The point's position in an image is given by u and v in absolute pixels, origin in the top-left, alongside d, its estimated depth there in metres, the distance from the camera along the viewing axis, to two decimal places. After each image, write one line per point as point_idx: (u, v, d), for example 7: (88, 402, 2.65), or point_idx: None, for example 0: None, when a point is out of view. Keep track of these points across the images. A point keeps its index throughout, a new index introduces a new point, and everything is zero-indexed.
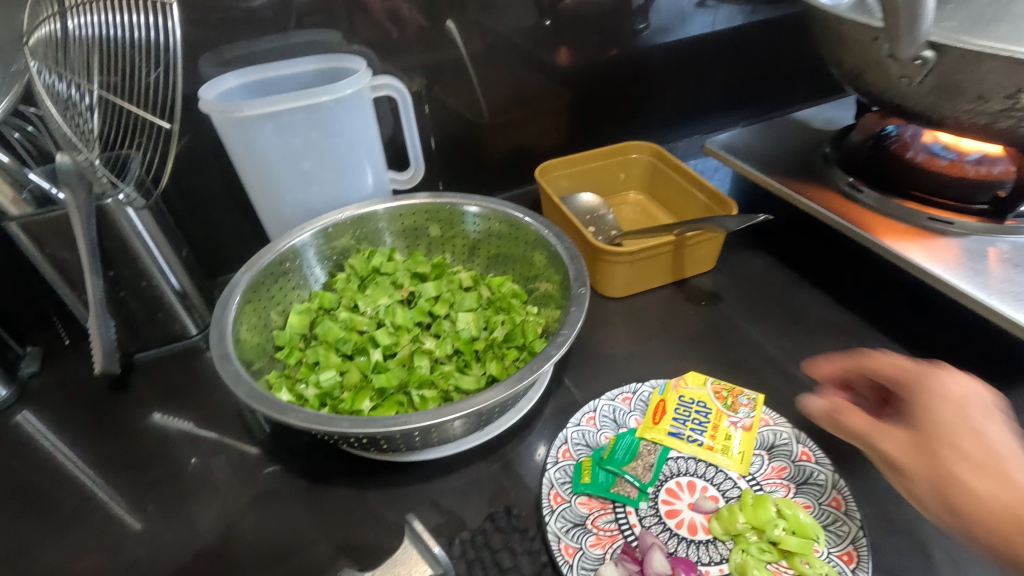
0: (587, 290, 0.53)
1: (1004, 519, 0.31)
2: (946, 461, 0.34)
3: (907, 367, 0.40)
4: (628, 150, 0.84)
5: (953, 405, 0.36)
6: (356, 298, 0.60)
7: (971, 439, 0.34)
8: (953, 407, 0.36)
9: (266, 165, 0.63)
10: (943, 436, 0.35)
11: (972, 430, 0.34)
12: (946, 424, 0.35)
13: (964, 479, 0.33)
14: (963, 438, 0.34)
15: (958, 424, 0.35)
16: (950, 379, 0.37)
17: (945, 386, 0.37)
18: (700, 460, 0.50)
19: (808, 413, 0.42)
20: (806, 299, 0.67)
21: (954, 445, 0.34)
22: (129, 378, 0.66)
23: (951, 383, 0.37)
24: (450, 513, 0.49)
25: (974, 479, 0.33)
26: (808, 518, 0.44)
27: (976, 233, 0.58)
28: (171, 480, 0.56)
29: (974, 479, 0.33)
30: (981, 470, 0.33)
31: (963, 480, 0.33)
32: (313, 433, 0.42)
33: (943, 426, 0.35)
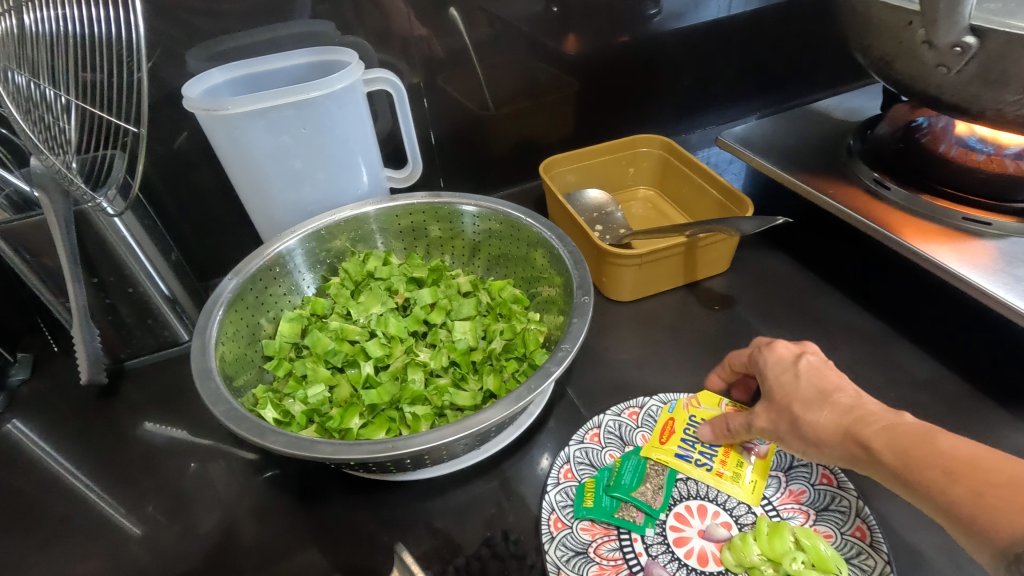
0: (590, 298, 0.49)
1: (837, 434, 0.40)
2: (791, 409, 0.42)
3: (746, 352, 0.49)
4: (637, 143, 0.80)
5: (783, 368, 0.45)
6: (349, 305, 0.57)
7: (798, 387, 0.43)
8: (783, 369, 0.45)
9: (254, 165, 0.59)
10: (783, 392, 0.43)
11: (799, 378, 0.43)
12: (783, 382, 0.44)
13: (807, 418, 0.41)
14: (797, 388, 0.43)
15: (789, 379, 0.44)
16: (772, 349, 0.47)
17: (773, 356, 0.46)
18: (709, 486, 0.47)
19: (709, 441, 0.48)
20: (827, 303, 0.63)
21: (791, 396, 0.43)
22: (119, 385, 0.64)
23: (774, 351, 0.46)
24: (445, 536, 0.47)
25: (814, 414, 0.41)
26: (830, 550, 0.40)
27: (1014, 234, 0.53)
28: (158, 494, 0.54)
29: (814, 414, 0.41)
30: (814, 405, 0.41)
31: (804, 418, 0.41)
32: (294, 458, 0.39)
33: (781, 385, 0.44)
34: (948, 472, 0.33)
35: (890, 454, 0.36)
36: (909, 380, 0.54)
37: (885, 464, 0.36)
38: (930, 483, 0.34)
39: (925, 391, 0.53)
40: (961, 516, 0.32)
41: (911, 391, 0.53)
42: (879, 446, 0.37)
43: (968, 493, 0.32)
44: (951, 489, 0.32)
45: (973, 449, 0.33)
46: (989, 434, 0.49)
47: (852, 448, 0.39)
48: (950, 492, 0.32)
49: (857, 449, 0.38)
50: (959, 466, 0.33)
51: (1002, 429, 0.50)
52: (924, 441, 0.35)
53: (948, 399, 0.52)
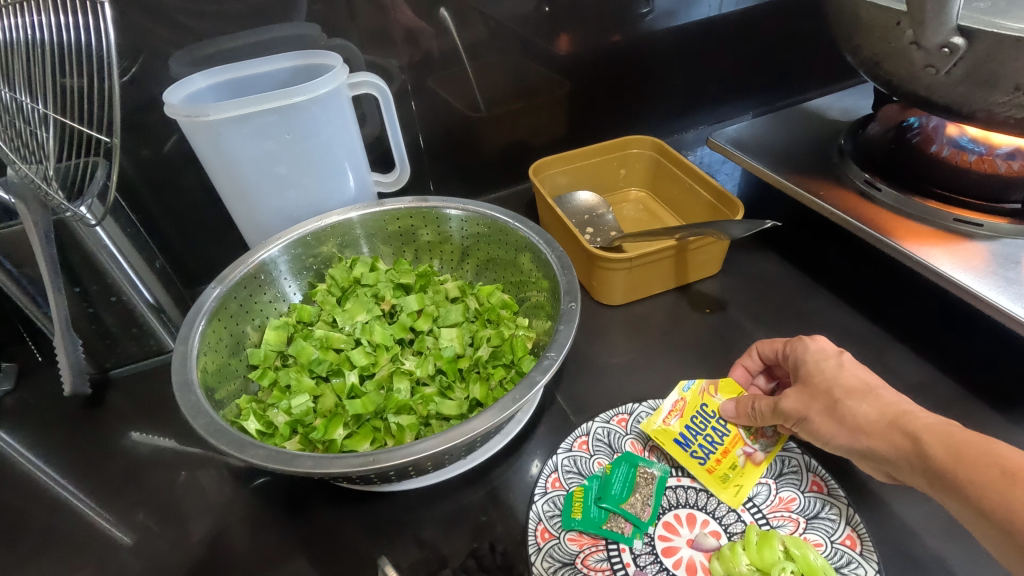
0: (578, 305, 0.48)
1: (882, 426, 0.39)
2: (832, 393, 0.42)
3: (783, 342, 0.48)
4: (628, 144, 0.79)
5: (824, 356, 0.45)
6: (335, 312, 0.57)
7: (842, 375, 0.43)
8: (825, 357, 0.44)
9: (238, 171, 0.59)
10: (823, 377, 0.43)
11: (842, 368, 0.43)
12: (824, 370, 0.44)
13: (848, 405, 0.41)
14: (839, 376, 0.43)
15: (831, 367, 0.44)
16: (813, 340, 0.46)
17: (813, 345, 0.46)
18: (699, 489, 0.46)
19: (729, 417, 0.48)
20: (820, 306, 0.63)
21: (833, 381, 0.42)
22: (104, 395, 0.63)
23: (815, 342, 0.46)
24: (432, 548, 0.46)
25: (855, 403, 0.41)
26: (819, 559, 0.40)
27: (1007, 235, 0.53)
28: (141, 507, 0.53)
29: (857, 403, 0.41)
30: (855, 395, 0.41)
31: (845, 404, 0.41)
32: (274, 472, 0.38)
33: (822, 371, 0.44)
34: (1005, 472, 0.33)
35: (940, 450, 0.36)
36: (902, 384, 0.54)
37: (933, 459, 0.36)
38: (984, 482, 0.33)
39: (919, 394, 0.53)
40: (1014, 517, 0.32)
41: (903, 394, 0.53)
42: (929, 441, 0.37)
43: None
44: (1009, 490, 0.32)
45: None
46: None
47: (896, 440, 0.38)
48: (1006, 493, 0.32)
49: (904, 442, 0.38)
50: (1018, 469, 0.33)
51: (996, 432, 0.49)
52: (979, 443, 0.35)
53: (941, 403, 0.52)
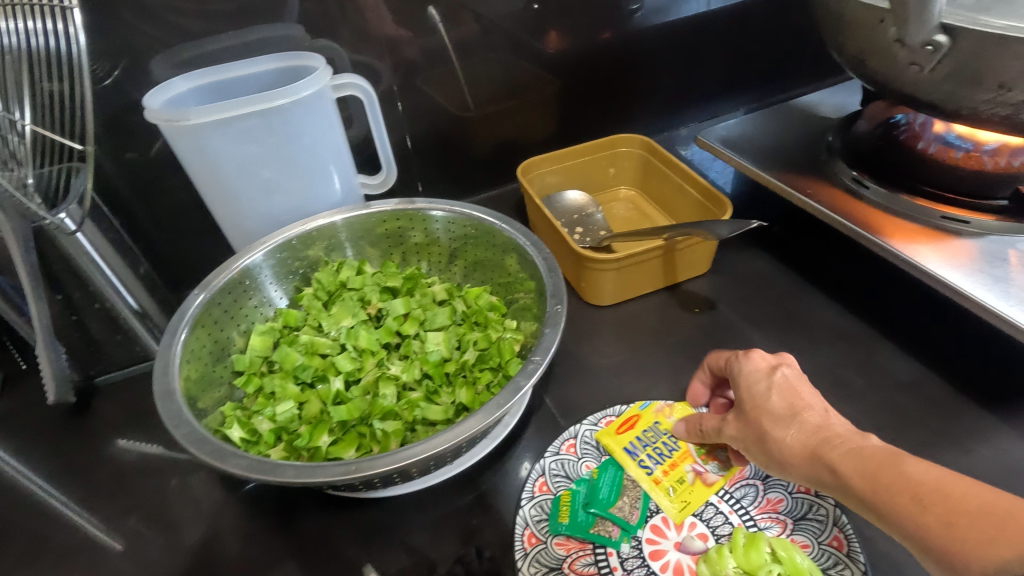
0: (563, 307, 0.48)
1: (803, 457, 0.39)
2: (760, 422, 0.41)
3: (726, 359, 0.48)
4: (617, 143, 0.79)
5: (758, 378, 0.44)
6: (321, 317, 0.56)
7: (770, 401, 0.42)
8: (757, 379, 0.44)
9: (221, 175, 0.58)
10: (752, 404, 0.43)
11: (772, 392, 0.43)
12: (755, 395, 0.43)
13: (773, 434, 0.41)
14: (767, 402, 0.42)
15: (761, 391, 0.43)
16: (749, 358, 0.45)
17: (748, 365, 0.45)
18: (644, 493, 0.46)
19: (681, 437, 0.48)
20: (810, 304, 0.62)
21: (762, 408, 0.42)
22: (90, 403, 0.62)
23: (751, 360, 0.45)
24: (419, 554, 0.46)
25: (781, 432, 0.41)
26: (806, 561, 0.39)
27: (994, 233, 0.52)
28: (126, 516, 0.52)
29: (781, 432, 0.40)
30: (782, 421, 0.41)
31: (771, 435, 0.41)
32: (255, 482, 0.38)
33: (752, 395, 0.43)
34: (917, 498, 0.32)
35: (858, 479, 0.36)
36: (891, 382, 0.54)
37: (852, 488, 0.36)
38: (899, 509, 0.33)
39: (907, 393, 0.53)
40: (930, 544, 0.31)
41: (893, 393, 0.53)
42: (846, 470, 0.36)
43: (937, 521, 0.31)
44: (920, 516, 0.32)
45: (939, 473, 0.33)
46: (972, 437, 0.49)
47: (817, 470, 0.38)
48: (919, 520, 0.32)
49: (825, 474, 0.37)
50: (927, 493, 0.32)
51: (985, 430, 0.49)
52: (891, 466, 0.35)
53: (930, 401, 0.52)
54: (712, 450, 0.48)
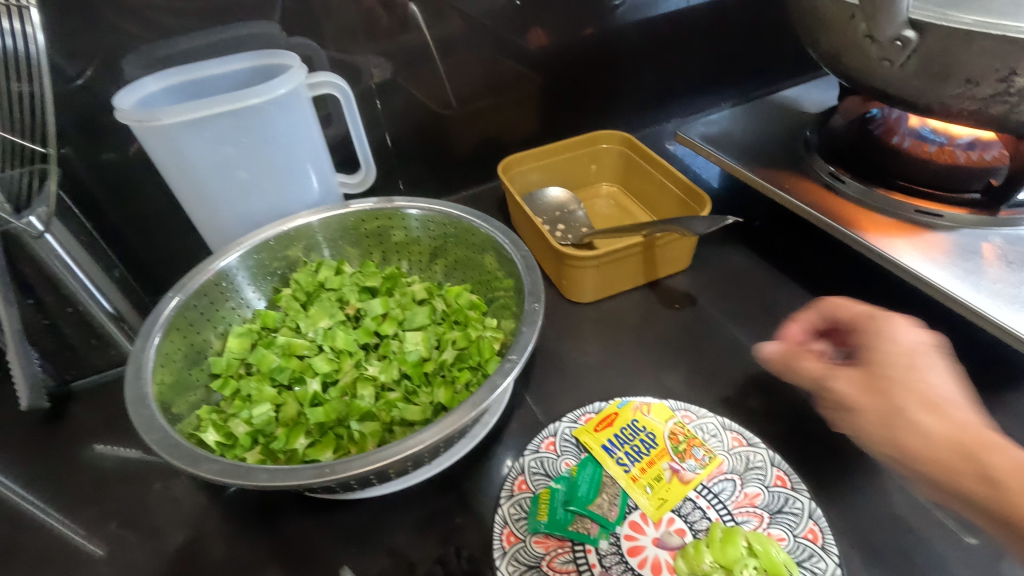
0: (541, 305, 0.48)
1: (947, 450, 0.33)
2: (893, 396, 0.36)
3: (857, 310, 0.41)
4: (598, 139, 0.79)
5: (904, 348, 0.37)
6: (298, 318, 0.56)
7: (913, 376, 0.36)
8: (899, 350, 0.37)
9: (196, 176, 0.57)
10: (893, 374, 0.36)
11: (918, 368, 0.36)
12: (892, 364, 0.37)
13: (911, 416, 0.35)
14: (910, 376, 0.36)
15: (904, 364, 0.37)
16: (897, 324, 0.39)
17: (892, 330, 0.38)
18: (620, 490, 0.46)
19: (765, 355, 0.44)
20: (788, 298, 0.63)
21: (902, 381, 0.36)
22: (65, 408, 0.61)
23: (900, 328, 0.38)
24: (399, 554, 0.45)
25: (920, 416, 0.35)
26: (781, 555, 0.40)
27: (967, 226, 0.53)
28: (102, 522, 0.51)
29: (927, 418, 0.34)
30: (925, 405, 0.35)
31: (908, 415, 0.35)
32: (229, 486, 0.37)
33: (891, 364, 0.37)
34: None
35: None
36: None
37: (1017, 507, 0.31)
38: None
39: None
40: None
41: None
42: (1013, 486, 0.31)
43: None
44: None
45: None
46: None
47: (964, 471, 0.33)
48: None
49: (974, 481, 0.32)
50: None
51: None
52: None
53: None
54: (689, 447, 0.48)
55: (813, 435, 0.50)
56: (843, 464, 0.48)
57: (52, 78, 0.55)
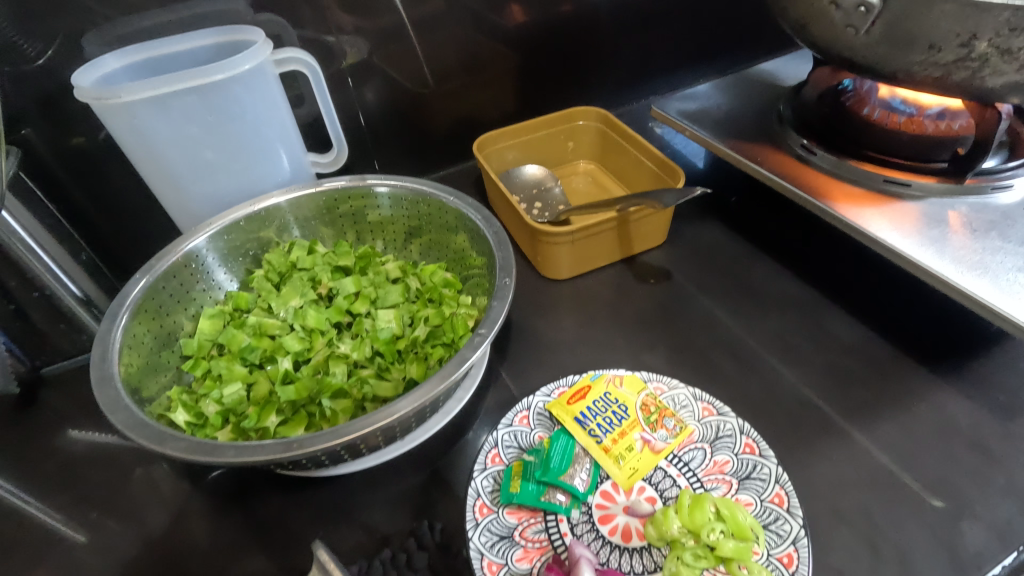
0: (512, 281, 0.48)
1: None
2: None
3: None
4: (574, 116, 0.79)
5: None
6: (270, 298, 0.55)
7: None
8: None
9: (161, 157, 0.56)
10: None
11: None
12: None
13: None
14: None
15: None
16: None
17: None
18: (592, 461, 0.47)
19: None
20: (762, 272, 0.63)
21: None
22: (36, 394, 0.60)
23: None
24: (372, 529, 0.46)
25: None
26: (748, 519, 0.40)
27: (934, 195, 0.53)
28: (74, 507, 0.51)
29: None
30: None
31: None
32: (197, 463, 0.37)
33: None
34: None
35: None
36: (836, 345, 0.55)
37: None
38: None
39: (852, 355, 0.54)
40: None
41: (838, 356, 0.54)
42: None
43: None
44: None
45: None
46: (912, 393, 0.50)
47: None
48: None
49: None
50: None
51: (926, 388, 0.51)
52: None
53: (874, 361, 0.53)
54: (661, 418, 0.48)
55: (783, 405, 0.51)
56: (811, 431, 0.49)
57: (10, 57, 0.53)
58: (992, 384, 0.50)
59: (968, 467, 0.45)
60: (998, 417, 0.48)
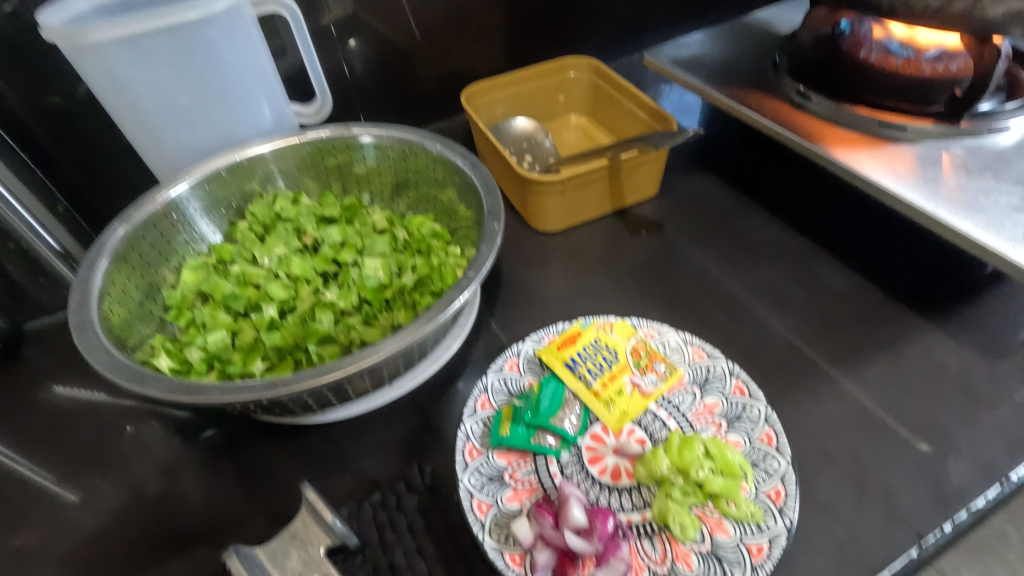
0: (501, 225, 0.47)
1: None
2: None
3: None
4: (565, 67, 0.77)
5: None
6: (253, 248, 0.54)
7: None
8: None
9: (135, 103, 0.54)
10: None
11: None
12: None
13: None
14: None
15: None
16: None
17: None
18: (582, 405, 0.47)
19: None
20: (754, 222, 0.63)
21: None
22: (18, 349, 0.59)
23: None
24: (362, 475, 0.45)
25: None
26: (737, 457, 0.41)
27: (930, 138, 0.52)
28: (60, 460, 0.51)
29: None
30: None
31: None
32: (180, 403, 0.37)
33: None
34: None
35: None
36: (827, 292, 0.55)
37: None
38: None
39: (842, 301, 0.54)
40: None
41: (829, 303, 0.54)
42: None
43: None
44: None
45: None
46: (900, 337, 0.50)
47: None
48: None
49: None
50: None
51: (915, 332, 0.51)
52: None
53: (863, 307, 0.53)
54: (651, 363, 0.48)
55: (773, 351, 0.51)
56: (800, 376, 0.49)
57: None
58: (980, 327, 0.50)
59: (954, 406, 0.46)
60: (985, 358, 0.48)
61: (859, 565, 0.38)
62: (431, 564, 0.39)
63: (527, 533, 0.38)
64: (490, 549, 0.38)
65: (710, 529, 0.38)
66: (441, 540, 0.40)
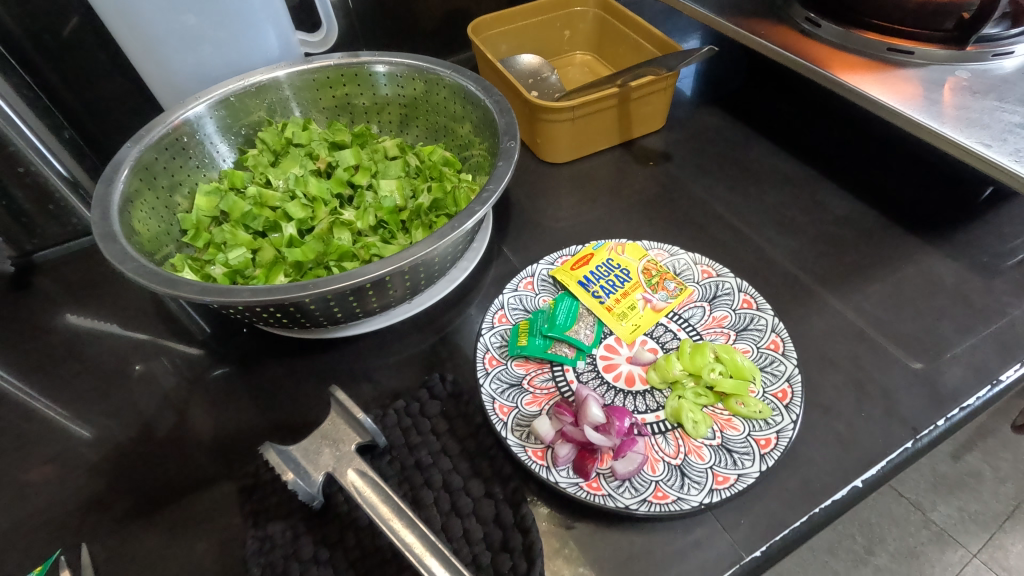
0: (516, 144, 0.48)
1: None
2: None
3: None
4: (571, 2, 0.76)
5: None
6: (267, 172, 0.54)
7: None
8: None
9: (140, 21, 0.53)
10: None
11: None
12: None
13: None
14: None
15: None
16: None
17: None
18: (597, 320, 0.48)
19: None
20: (759, 153, 0.64)
21: None
22: (30, 279, 0.60)
23: None
24: (382, 386, 0.47)
25: None
26: (746, 361, 0.43)
27: (936, 62, 0.53)
28: (82, 379, 0.52)
29: None
30: None
31: None
32: (212, 305, 0.38)
33: None
34: None
35: None
36: (830, 218, 0.56)
37: None
38: None
39: (844, 226, 0.56)
40: None
41: (831, 227, 0.56)
42: None
43: None
44: None
45: None
46: (900, 258, 0.52)
47: None
48: None
49: None
50: None
51: (914, 252, 0.52)
52: None
53: (865, 231, 0.55)
54: (662, 281, 0.50)
55: (777, 273, 0.52)
56: (804, 294, 0.51)
57: None
58: (976, 248, 0.52)
59: (949, 319, 0.48)
60: (982, 276, 0.50)
61: (859, 456, 0.40)
62: (456, 461, 0.41)
63: (549, 430, 0.40)
64: (513, 444, 0.40)
65: (720, 426, 0.40)
66: (465, 440, 0.42)
